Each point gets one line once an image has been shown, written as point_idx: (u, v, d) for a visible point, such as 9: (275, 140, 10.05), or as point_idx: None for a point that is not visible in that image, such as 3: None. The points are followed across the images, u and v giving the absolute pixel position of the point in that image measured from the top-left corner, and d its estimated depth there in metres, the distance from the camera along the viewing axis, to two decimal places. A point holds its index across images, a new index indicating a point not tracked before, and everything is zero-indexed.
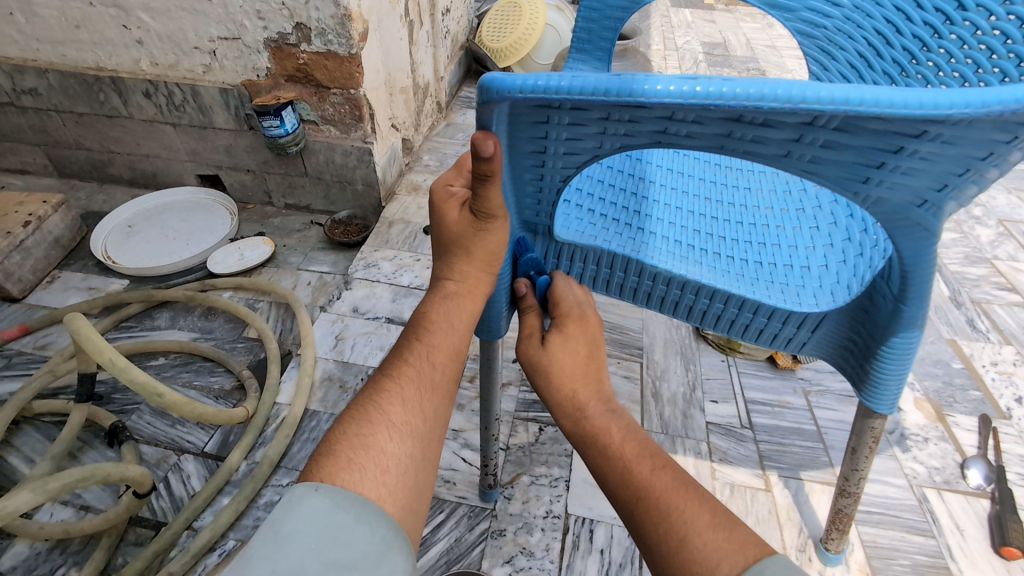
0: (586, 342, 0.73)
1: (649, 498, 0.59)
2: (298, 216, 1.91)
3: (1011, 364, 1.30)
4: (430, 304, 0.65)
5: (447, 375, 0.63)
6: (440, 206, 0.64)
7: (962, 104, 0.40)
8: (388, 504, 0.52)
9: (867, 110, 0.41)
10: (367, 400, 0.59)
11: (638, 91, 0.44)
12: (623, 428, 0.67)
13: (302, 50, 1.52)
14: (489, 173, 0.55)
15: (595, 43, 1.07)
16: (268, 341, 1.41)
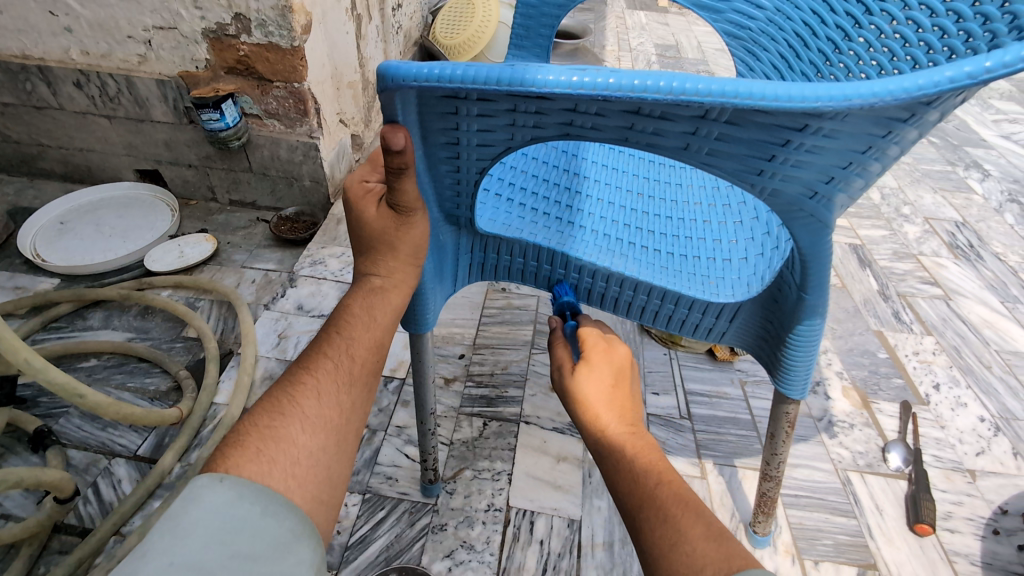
0: (617, 375, 0.65)
1: (655, 508, 0.54)
2: (243, 212, 1.86)
3: (931, 354, 1.38)
4: (353, 295, 0.62)
5: (368, 368, 0.61)
6: (355, 203, 0.60)
7: (828, 97, 0.42)
8: (297, 495, 0.51)
9: (743, 102, 0.43)
10: (280, 391, 0.57)
11: (529, 82, 0.44)
12: (642, 443, 0.60)
13: (242, 41, 1.48)
14: (403, 166, 0.54)
15: (533, 41, 1.08)
16: (207, 340, 1.37)
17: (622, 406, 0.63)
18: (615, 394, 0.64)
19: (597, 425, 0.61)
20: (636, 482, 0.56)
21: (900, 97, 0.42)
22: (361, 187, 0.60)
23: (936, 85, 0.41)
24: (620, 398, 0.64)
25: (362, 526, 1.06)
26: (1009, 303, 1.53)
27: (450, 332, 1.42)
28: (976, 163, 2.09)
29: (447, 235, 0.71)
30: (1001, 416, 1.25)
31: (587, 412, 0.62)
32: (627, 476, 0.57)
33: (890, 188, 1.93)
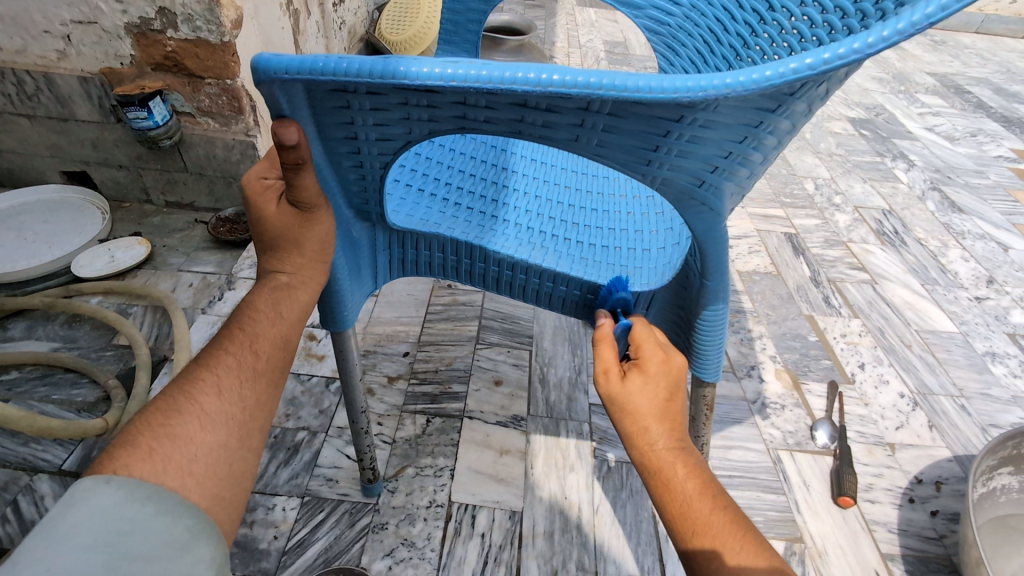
0: (670, 384, 0.58)
1: (706, 533, 0.52)
2: (181, 214, 1.80)
3: (857, 335, 1.45)
4: (258, 293, 0.61)
5: (274, 364, 0.61)
6: (254, 200, 0.59)
7: (687, 89, 0.44)
8: (194, 493, 0.50)
9: (609, 93, 0.44)
10: (176, 389, 0.55)
11: (402, 74, 0.45)
12: (693, 463, 0.55)
13: (168, 37, 1.43)
14: (298, 162, 0.54)
15: (462, 36, 1.08)
16: (138, 347, 1.32)
17: (672, 417, 0.57)
18: (671, 406, 0.57)
19: (646, 438, 0.56)
20: (686, 506, 0.54)
21: (750, 88, 0.43)
22: (260, 185, 0.59)
23: (782, 78, 0.43)
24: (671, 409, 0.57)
25: (301, 530, 1.04)
26: (930, 285, 1.62)
27: (394, 330, 1.41)
28: (903, 154, 2.20)
29: (361, 231, 0.71)
30: (919, 391, 1.32)
31: (639, 422, 0.56)
32: (679, 499, 0.54)
33: (823, 178, 2.01)
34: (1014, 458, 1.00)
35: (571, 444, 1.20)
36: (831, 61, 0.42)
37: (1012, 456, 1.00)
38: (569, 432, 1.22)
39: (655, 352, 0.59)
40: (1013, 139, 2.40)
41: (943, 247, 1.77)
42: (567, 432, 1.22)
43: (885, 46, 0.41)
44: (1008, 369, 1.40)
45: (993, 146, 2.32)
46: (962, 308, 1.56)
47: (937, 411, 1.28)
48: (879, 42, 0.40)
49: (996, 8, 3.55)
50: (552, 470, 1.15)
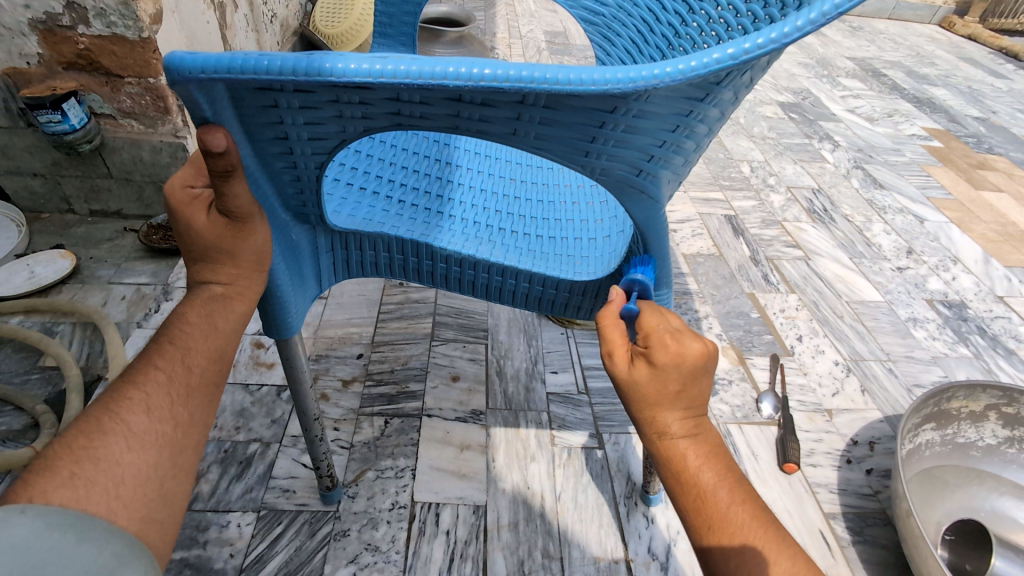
0: (684, 374, 0.55)
1: (724, 524, 0.53)
2: (107, 223, 1.69)
3: (795, 310, 1.53)
4: (189, 304, 0.59)
5: (208, 378, 0.58)
6: (181, 210, 0.56)
7: (616, 80, 0.44)
8: (121, 517, 0.48)
9: (541, 87, 0.45)
10: (99, 408, 0.52)
11: (328, 70, 0.44)
12: (706, 450, 0.56)
13: (79, 33, 1.32)
14: (228, 169, 0.51)
15: (398, 29, 1.06)
16: (67, 367, 1.23)
17: (683, 406, 0.56)
18: (683, 396, 0.56)
19: (658, 429, 0.56)
20: (700, 499, 0.54)
21: (676, 78, 0.44)
22: (185, 194, 0.56)
23: (705, 68, 0.44)
24: (685, 399, 0.56)
25: (258, 545, 1.01)
26: (857, 258, 1.73)
27: (347, 332, 1.38)
28: (829, 135, 2.33)
29: (301, 234, 0.68)
30: (852, 358, 1.41)
31: (650, 414, 0.56)
32: (694, 491, 0.55)
33: (758, 162, 2.11)
34: (935, 414, 1.09)
35: (531, 434, 1.21)
36: (751, 50, 0.43)
37: (934, 413, 1.09)
38: (528, 422, 1.23)
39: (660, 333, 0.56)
40: (924, 119, 2.58)
41: (867, 221, 1.89)
42: (527, 422, 1.23)
43: (800, 35, 0.43)
44: (928, 333, 1.51)
45: (907, 126, 2.49)
46: (886, 278, 1.67)
47: (869, 376, 1.37)
48: (795, 31, 0.43)
49: None
50: (513, 461, 1.16)
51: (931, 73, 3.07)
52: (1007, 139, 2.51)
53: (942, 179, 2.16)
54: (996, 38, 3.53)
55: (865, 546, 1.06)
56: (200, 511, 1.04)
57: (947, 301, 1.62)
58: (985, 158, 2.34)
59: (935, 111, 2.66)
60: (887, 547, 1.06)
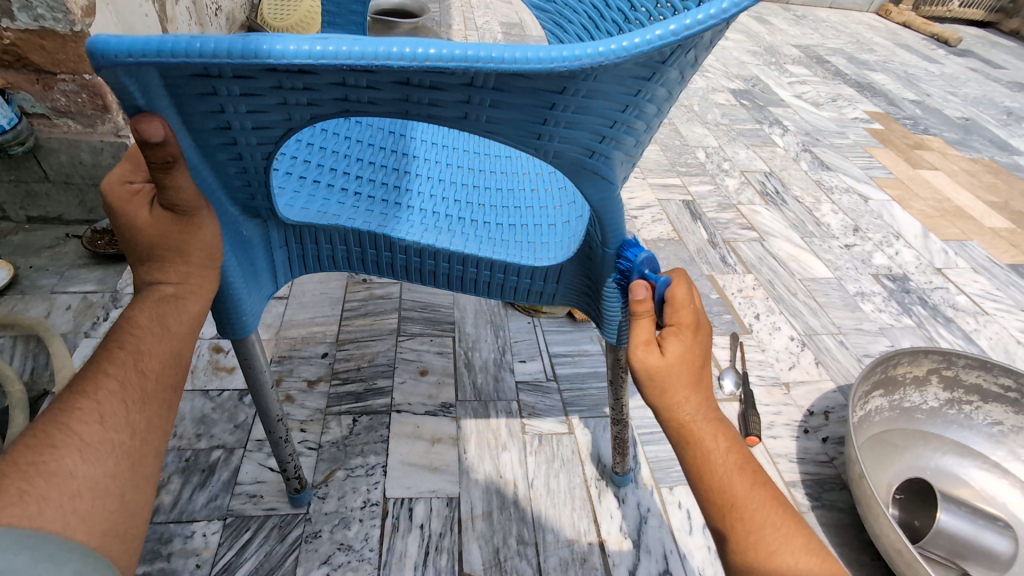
0: (700, 349, 0.60)
1: (744, 507, 0.55)
2: (46, 229, 1.60)
3: (752, 289, 1.58)
4: (137, 307, 0.56)
5: (164, 383, 0.56)
6: (119, 209, 0.53)
7: (562, 59, 0.45)
8: (80, 532, 0.46)
9: (489, 66, 0.45)
10: (46, 421, 0.49)
11: (266, 52, 0.43)
12: (725, 434, 0.58)
13: (4, 27, 1.24)
14: (169, 160, 0.50)
15: (347, 18, 1.04)
16: (9, 383, 1.16)
17: (702, 387, 0.59)
18: (704, 376, 0.60)
19: (681, 408, 0.58)
20: (727, 480, 0.56)
21: (621, 55, 0.45)
22: (124, 190, 0.54)
23: (649, 45, 0.45)
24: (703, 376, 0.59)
25: (226, 553, 0.98)
26: (808, 237, 1.80)
27: (310, 332, 1.36)
28: (778, 120, 2.41)
29: (253, 230, 0.66)
30: (806, 333, 1.47)
31: (677, 393, 0.58)
32: (720, 471, 0.56)
33: (712, 147, 2.16)
34: (883, 381, 1.15)
35: (501, 423, 1.22)
36: (692, 27, 0.45)
37: (882, 379, 1.15)
38: (498, 412, 1.24)
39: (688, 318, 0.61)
40: (866, 102, 2.70)
41: (816, 202, 1.96)
42: (497, 412, 1.24)
43: (737, 11, 0.45)
44: (875, 305, 1.59)
45: (850, 110, 2.60)
46: (835, 255, 1.75)
47: (822, 349, 1.44)
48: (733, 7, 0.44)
49: None
50: (485, 452, 1.17)
51: (870, 59, 3.21)
52: (941, 120, 2.66)
53: (883, 159, 2.26)
54: (929, 25, 3.72)
55: (823, 510, 1.11)
56: (162, 523, 1.00)
57: (892, 275, 1.71)
58: (923, 139, 2.47)
59: (875, 95, 2.79)
60: (844, 509, 1.12)
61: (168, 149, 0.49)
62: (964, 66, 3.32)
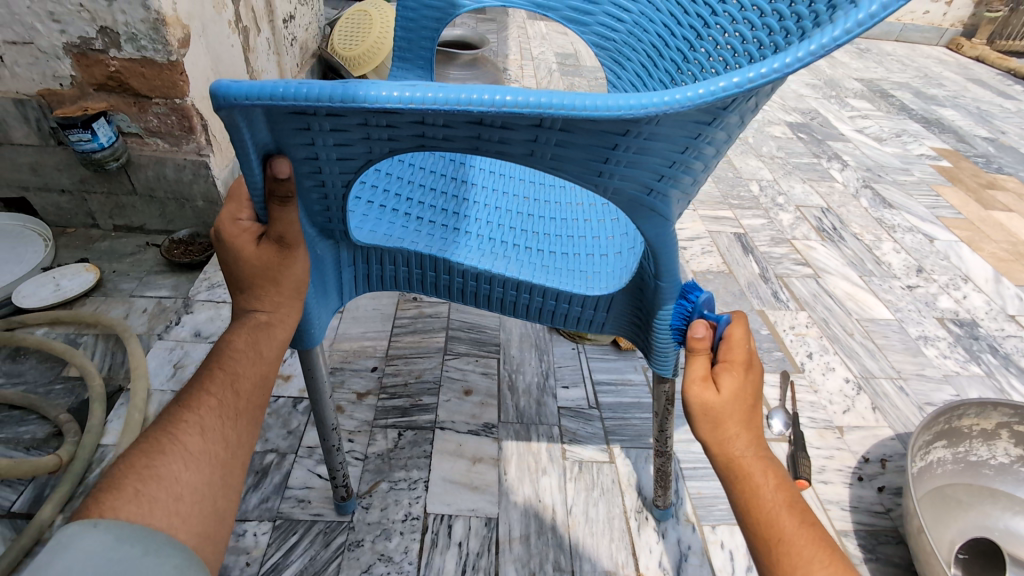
0: (748, 393, 0.60)
1: (781, 529, 0.56)
2: (130, 237, 1.74)
3: (805, 327, 1.54)
4: (234, 332, 0.61)
5: (254, 402, 0.61)
6: (228, 240, 0.59)
7: (629, 106, 0.47)
8: (180, 531, 0.51)
9: (558, 112, 0.47)
10: (158, 429, 0.55)
11: (360, 97, 0.47)
12: (770, 462, 0.59)
13: (111, 57, 1.38)
14: (288, 194, 0.56)
15: (416, 53, 1.14)
16: (91, 378, 1.26)
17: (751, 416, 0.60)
18: (751, 422, 0.60)
19: (730, 434, 0.59)
20: (775, 513, 0.57)
21: (686, 104, 0.47)
22: (235, 226, 0.60)
23: (712, 95, 0.47)
24: (750, 408, 0.60)
25: (274, 554, 1.02)
26: (867, 276, 1.74)
27: (361, 346, 1.41)
28: (837, 155, 2.35)
29: (326, 250, 0.71)
30: (862, 376, 1.42)
31: (730, 430, 0.59)
32: (771, 510, 0.57)
33: (767, 181, 2.13)
34: (947, 432, 1.09)
35: (542, 447, 1.22)
36: (754, 80, 0.46)
37: (945, 430, 1.09)
38: (539, 436, 1.24)
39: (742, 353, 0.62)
40: (933, 139, 2.60)
41: (877, 240, 1.90)
42: (538, 436, 1.24)
43: (802, 64, 0.45)
44: (939, 351, 1.51)
45: (915, 146, 2.51)
46: (896, 296, 1.68)
47: (880, 393, 1.38)
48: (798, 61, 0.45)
49: (913, 18, 3.85)
50: (525, 475, 1.17)
51: (938, 94, 3.09)
52: (1016, 160, 2.52)
53: (951, 198, 2.17)
54: (1004, 60, 3.56)
55: (878, 563, 1.06)
56: None
57: (958, 320, 1.62)
58: (995, 178, 2.35)
59: (943, 131, 2.68)
60: (901, 566, 1.06)
61: (290, 184, 0.56)
62: None
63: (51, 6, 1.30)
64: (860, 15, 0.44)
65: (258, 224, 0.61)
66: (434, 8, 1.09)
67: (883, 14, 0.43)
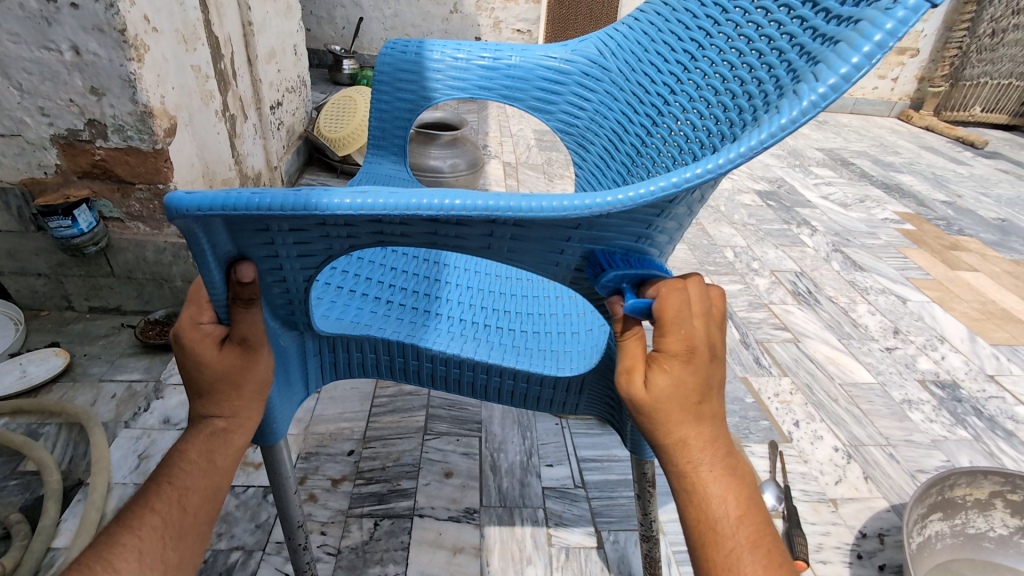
0: (683, 385, 0.52)
1: (730, 553, 0.51)
2: (105, 319, 1.71)
3: (789, 393, 1.53)
4: (189, 440, 0.58)
5: (201, 519, 0.57)
6: (190, 348, 0.57)
7: (577, 208, 0.49)
8: None
9: (510, 213, 0.49)
10: (93, 555, 0.51)
11: (316, 205, 0.48)
12: (721, 469, 0.53)
13: (97, 146, 1.41)
14: (253, 297, 0.56)
15: (392, 141, 1.19)
16: (48, 472, 1.19)
17: (696, 412, 0.52)
18: (695, 416, 0.53)
19: (675, 439, 0.53)
20: (730, 540, 0.52)
21: (627, 204, 0.49)
22: (196, 331, 0.58)
23: (652, 195, 0.48)
24: (685, 404, 0.52)
25: None
26: (845, 339, 1.76)
27: (337, 428, 1.36)
28: (806, 221, 2.44)
29: (290, 340, 0.70)
30: (851, 444, 1.39)
31: (677, 433, 0.53)
32: (724, 531, 0.52)
33: (741, 247, 2.19)
34: (941, 504, 1.07)
35: (527, 533, 1.16)
36: (691, 180, 0.48)
37: (939, 501, 1.06)
38: (523, 520, 1.18)
39: (683, 335, 0.51)
40: (895, 203, 2.72)
41: (852, 303, 1.94)
42: (522, 520, 1.18)
43: (732, 166, 0.47)
44: (925, 415, 1.50)
45: (879, 211, 2.63)
46: (876, 358, 1.69)
47: (870, 462, 1.35)
48: (728, 162, 0.47)
49: (864, 93, 4.16)
50: (509, 565, 1.11)
51: (895, 161, 3.28)
52: (975, 221, 2.64)
53: (919, 260, 2.24)
54: (952, 129, 3.82)
55: None
56: None
57: (940, 381, 1.63)
58: (958, 240, 2.44)
59: (904, 196, 2.82)
60: None
61: (254, 286, 0.55)
62: (992, 167, 3.35)
63: (41, 101, 1.35)
64: (782, 120, 0.46)
65: (222, 325, 0.60)
66: (409, 100, 1.15)
67: (801, 120, 0.46)
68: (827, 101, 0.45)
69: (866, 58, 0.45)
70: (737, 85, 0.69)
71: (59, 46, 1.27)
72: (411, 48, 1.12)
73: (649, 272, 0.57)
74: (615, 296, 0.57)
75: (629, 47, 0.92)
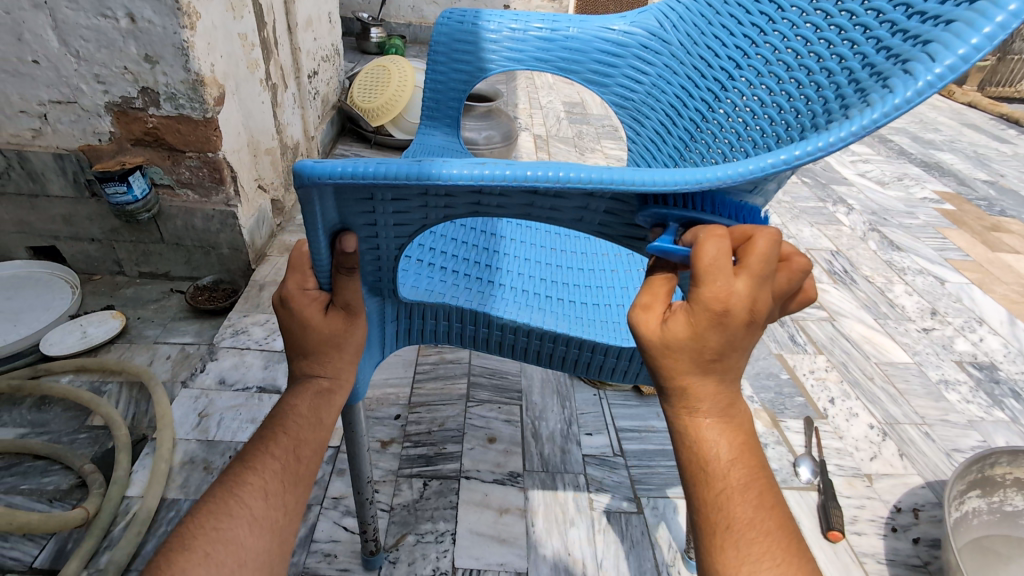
0: (706, 328, 0.47)
1: (735, 499, 0.49)
2: (155, 284, 1.77)
3: (824, 370, 1.54)
4: (298, 396, 0.63)
5: (312, 466, 0.62)
6: (298, 310, 0.61)
7: (684, 183, 0.50)
8: None
9: (617, 187, 0.50)
10: (224, 489, 0.57)
11: (433, 175, 0.50)
12: (722, 417, 0.50)
13: (149, 114, 1.44)
14: (355, 265, 0.59)
15: (444, 112, 1.21)
16: (117, 427, 1.26)
17: (698, 357, 0.49)
18: (705, 364, 0.49)
19: (665, 373, 0.50)
20: (728, 482, 0.49)
21: (737, 178, 0.50)
22: (303, 296, 0.61)
23: (762, 171, 0.49)
24: (695, 347, 0.48)
25: None
26: (881, 319, 1.76)
27: (384, 393, 1.41)
28: (842, 199, 2.41)
29: (373, 306, 0.73)
30: (886, 422, 1.41)
31: (682, 377, 0.50)
32: (722, 478, 0.49)
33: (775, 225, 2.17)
34: (979, 481, 1.08)
35: (569, 497, 1.21)
36: (801, 157, 0.48)
37: (978, 479, 1.08)
38: (565, 485, 1.23)
39: (716, 292, 0.46)
40: (934, 182, 2.66)
41: (888, 283, 1.92)
42: (564, 485, 1.23)
43: (843, 144, 0.48)
44: (961, 396, 1.51)
45: (918, 189, 2.58)
46: (912, 339, 1.69)
47: (905, 440, 1.37)
48: (839, 141, 0.47)
49: None
50: (553, 526, 1.16)
51: (936, 138, 3.19)
52: (1018, 202, 2.58)
53: (958, 240, 2.21)
54: (996, 106, 3.68)
55: None
56: None
57: (977, 363, 1.63)
58: (999, 221, 2.39)
59: (944, 175, 2.75)
60: None
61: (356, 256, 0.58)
62: None
63: (97, 69, 1.37)
64: (896, 100, 0.47)
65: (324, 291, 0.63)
66: (463, 72, 1.15)
67: (916, 99, 0.46)
68: (944, 80, 0.46)
69: (987, 40, 0.45)
70: (815, 61, 0.69)
71: (115, 13, 1.29)
72: (467, 19, 1.13)
73: (700, 215, 0.53)
74: (659, 229, 0.56)
75: (692, 20, 0.91)
